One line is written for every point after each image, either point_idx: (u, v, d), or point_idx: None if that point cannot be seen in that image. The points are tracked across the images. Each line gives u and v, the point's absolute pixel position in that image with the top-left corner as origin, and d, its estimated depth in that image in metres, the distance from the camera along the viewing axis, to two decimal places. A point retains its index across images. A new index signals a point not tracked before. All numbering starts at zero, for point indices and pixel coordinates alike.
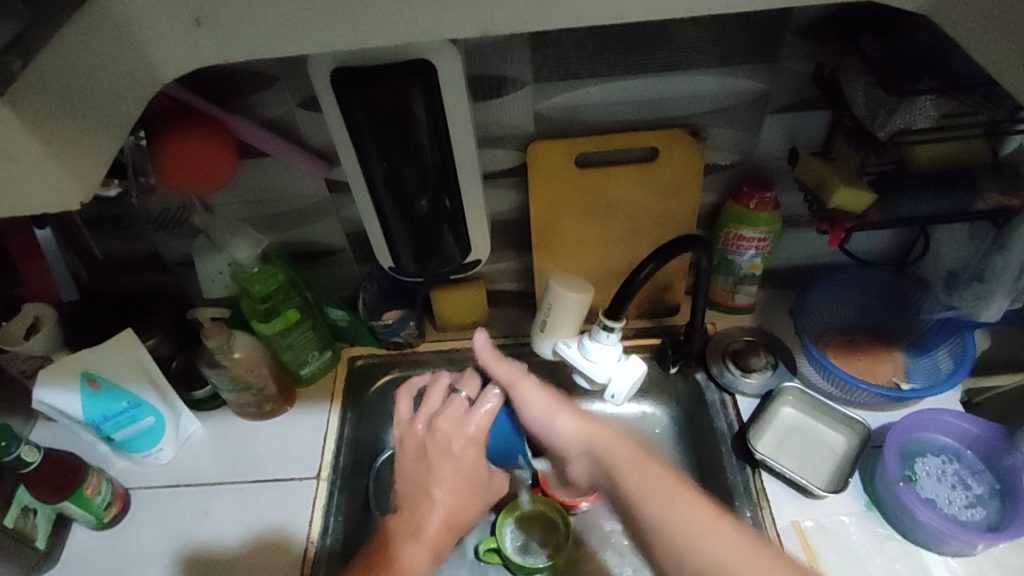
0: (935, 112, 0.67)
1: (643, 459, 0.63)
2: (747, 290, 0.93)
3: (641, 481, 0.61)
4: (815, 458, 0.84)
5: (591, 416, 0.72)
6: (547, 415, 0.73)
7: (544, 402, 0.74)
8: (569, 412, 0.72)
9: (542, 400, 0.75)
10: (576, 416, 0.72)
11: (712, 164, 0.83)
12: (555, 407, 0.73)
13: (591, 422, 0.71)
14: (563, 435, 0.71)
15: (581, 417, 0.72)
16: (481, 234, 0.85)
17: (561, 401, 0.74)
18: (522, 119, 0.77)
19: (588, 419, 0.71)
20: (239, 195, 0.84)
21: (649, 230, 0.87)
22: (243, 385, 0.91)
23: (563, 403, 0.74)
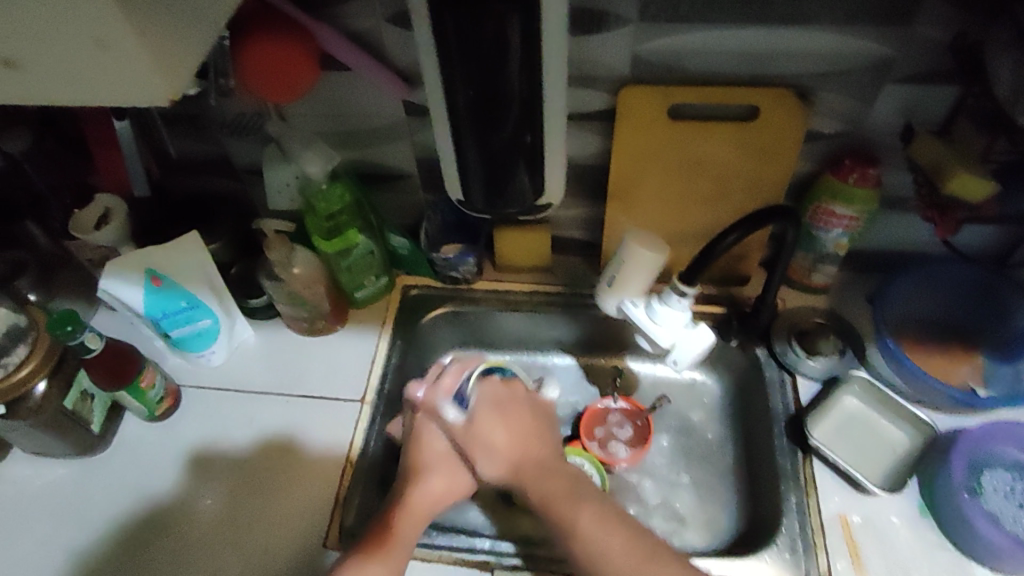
0: None
1: (545, 472, 0.78)
2: (825, 270, 0.89)
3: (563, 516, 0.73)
4: (874, 452, 0.80)
5: (509, 428, 0.81)
6: (474, 441, 0.80)
7: (471, 433, 0.80)
8: (503, 422, 0.81)
9: (482, 440, 0.80)
10: (501, 448, 0.80)
11: (815, 131, 0.77)
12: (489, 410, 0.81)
13: (512, 446, 0.80)
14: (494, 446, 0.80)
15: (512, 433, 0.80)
16: (558, 177, 0.81)
17: (489, 406, 0.81)
18: (619, 60, 0.72)
19: (513, 430, 0.81)
20: (314, 108, 0.82)
21: (734, 195, 0.82)
22: (299, 300, 0.91)
23: (488, 423, 0.80)
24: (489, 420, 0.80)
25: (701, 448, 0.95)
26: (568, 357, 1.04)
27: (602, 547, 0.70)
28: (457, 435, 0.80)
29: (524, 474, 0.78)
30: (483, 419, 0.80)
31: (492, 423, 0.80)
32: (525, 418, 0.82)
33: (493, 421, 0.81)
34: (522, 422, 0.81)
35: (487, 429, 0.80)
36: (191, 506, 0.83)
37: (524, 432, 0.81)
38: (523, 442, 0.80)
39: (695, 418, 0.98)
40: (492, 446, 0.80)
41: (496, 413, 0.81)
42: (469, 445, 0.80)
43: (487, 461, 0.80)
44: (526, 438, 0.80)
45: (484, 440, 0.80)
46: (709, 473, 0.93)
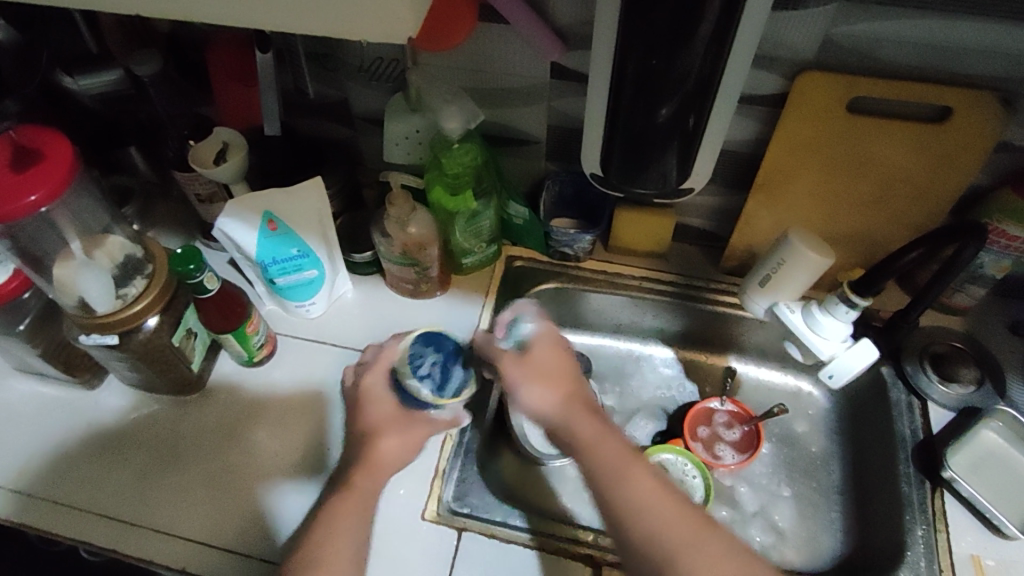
0: None
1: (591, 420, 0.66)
2: (972, 292, 0.83)
3: (632, 501, 0.60)
4: (1014, 493, 0.75)
5: (561, 383, 0.70)
6: (525, 386, 0.69)
7: (521, 362, 0.71)
8: (558, 365, 0.71)
9: (539, 376, 0.70)
10: (551, 387, 0.69)
11: (1006, 142, 0.70)
12: (543, 350, 0.71)
13: (557, 387, 0.69)
14: (546, 390, 0.69)
15: (548, 389, 0.69)
16: (707, 162, 0.75)
17: (548, 346, 0.72)
18: (809, 42, 0.66)
19: (562, 372, 0.70)
20: (455, 60, 0.77)
21: (896, 202, 0.75)
22: (408, 261, 0.85)
23: (540, 357, 0.71)
24: (539, 356, 0.71)
25: (810, 459, 0.90)
26: (669, 349, 0.99)
27: (651, 516, 0.59)
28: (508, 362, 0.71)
29: (571, 421, 0.66)
30: (540, 347, 0.72)
31: (549, 352, 0.71)
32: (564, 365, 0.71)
33: (543, 358, 0.71)
34: (567, 378, 0.70)
35: (540, 372, 0.70)
36: (282, 457, 0.80)
37: (572, 381, 0.70)
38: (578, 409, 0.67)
39: (799, 426, 0.93)
40: (536, 386, 0.69)
41: (558, 350, 0.72)
42: (522, 385, 0.69)
43: (530, 390, 0.69)
44: (573, 386, 0.70)
45: (539, 388, 0.69)
46: (815, 490, 0.88)
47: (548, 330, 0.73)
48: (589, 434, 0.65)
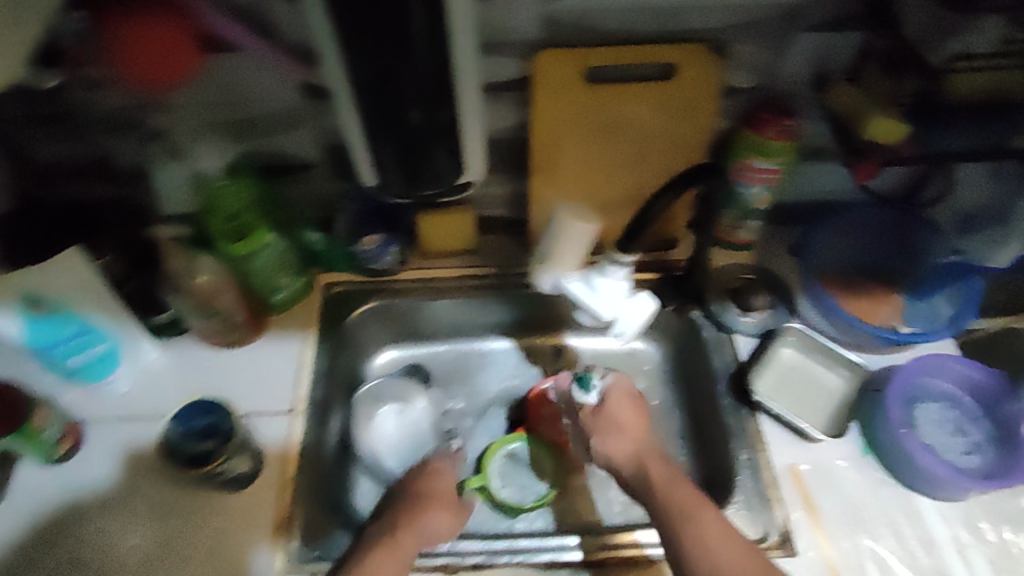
0: (996, 37, 0.67)
1: (672, 473, 0.71)
2: (751, 226, 0.89)
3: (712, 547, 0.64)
4: (814, 399, 0.82)
5: (648, 447, 0.74)
6: (601, 432, 0.76)
7: (603, 406, 0.77)
8: (632, 413, 0.77)
9: (616, 420, 0.76)
10: (624, 442, 0.75)
11: (732, 86, 0.76)
12: (619, 401, 0.78)
13: (632, 439, 0.75)
14: (621, 443, 0.75)
15: (626, 438, 0.75)
16: (477, 154, 0.77)
17: (621, 397, 0.78)
18: (532, 23, 0.69)
19: (634, 438, 0.75)
20: (200, 96, 0.74)
21: (658, 156, 0.80)
22: (209, 312, 0.82)
23: (618, 404, 0.78)
24: (620, 405, 0.77)
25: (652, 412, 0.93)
26: (506, 339, 1.00)
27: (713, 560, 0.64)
28: (585, 411, 0.78)
29: (651, 472, 0.72)
30: (616, 395, 0.78)
31: (626, 407, 0.77)
32: (631, 413, 0.77)
33: (620, 411, 0.77)
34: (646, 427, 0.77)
35: (613, 423, 0.76)
36: (106, 553, 0.73)
37: (642, 433, 0.76)
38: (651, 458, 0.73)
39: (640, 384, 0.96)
40: (615, 432, 0.75)
41: (634, 405, 0.78)
42: (603, 432, 0.76)
43: (610, 440, 0.75)
44: (645, 439, 0.75)
45: (616, 441, 0.75)
46: (661, 440, 0.91)
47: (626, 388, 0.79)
48: (658, 473, 0.71)
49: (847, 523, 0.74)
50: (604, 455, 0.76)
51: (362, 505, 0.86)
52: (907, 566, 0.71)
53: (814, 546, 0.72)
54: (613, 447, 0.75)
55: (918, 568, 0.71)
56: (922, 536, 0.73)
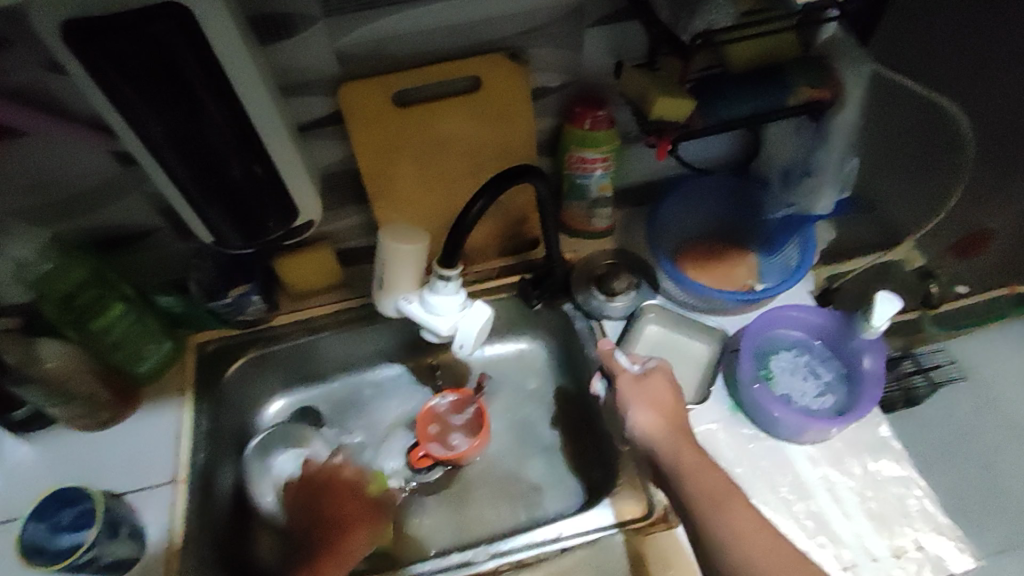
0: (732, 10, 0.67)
1: (702, 458, 0.67)
2: (602, 213, 0.90)
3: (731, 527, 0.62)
4: (680, 369, 0.84)
5: (681, 427, 0.70)
6: (636, 410, 0.71)
7: (641, 385, 0.73)
8: (661, 396, 0.72)
9: (652, 398, 0.72)
10: (659, 417, 0.71)
11: (540, 87, 0.79)
12: (648, 388, 0.73)
13: (669, 417, 0.71)
14: (653, 421, 0.70)
15: (660, 416, 0.71)
16: (307, 194, 0.78)
17: (646, 378, 0.74)
18: (324, 61, 0.71)
19: (662, 415, 0.71)
20: (14, 182, 0.75)
21: (490, 164, 0.82)
22: (66, 396, 0.80)
23: (656, 385, 0.73)
24: (659, 386, 0.73)
25: (543, 410, 0.95)
26: (396, 364, 1.00)
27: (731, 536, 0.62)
28: (625, 381, 0.74)
29: (683, 456, 0.67)
30: (658, 377, 0.74)
31: (665, 388, 0.73)
32: (667, 394, 0.73)
33: (656, 389, 0.73)
34: (675, 405, 0.72)
35: (650, 401, 0.72)
36: None
37: (677, 413, 0.71)
38: (678, 435, 0.69)
39: (532, 384, 0.97)
40: (649, 408, 0.71)
41: (674, 387, 0.74)
42: (633, 409, 0.72)
43: (643, 414, 0.71)
44: (679, 418, 0.71)
45: (646, 416, 0.71)
46: (556, 436, 0.92)
47: (659, 373, 0.74)
48: (673, 449, 0.68)
49: None
50: (639, 430, 0.71)
51: (267, 560, 0.86)
52: (780, 513, 0.74)
53: None
54: (644, 424, 0.70)
55: (791, 512, 0.74)
56: (792, 481, 0.76)
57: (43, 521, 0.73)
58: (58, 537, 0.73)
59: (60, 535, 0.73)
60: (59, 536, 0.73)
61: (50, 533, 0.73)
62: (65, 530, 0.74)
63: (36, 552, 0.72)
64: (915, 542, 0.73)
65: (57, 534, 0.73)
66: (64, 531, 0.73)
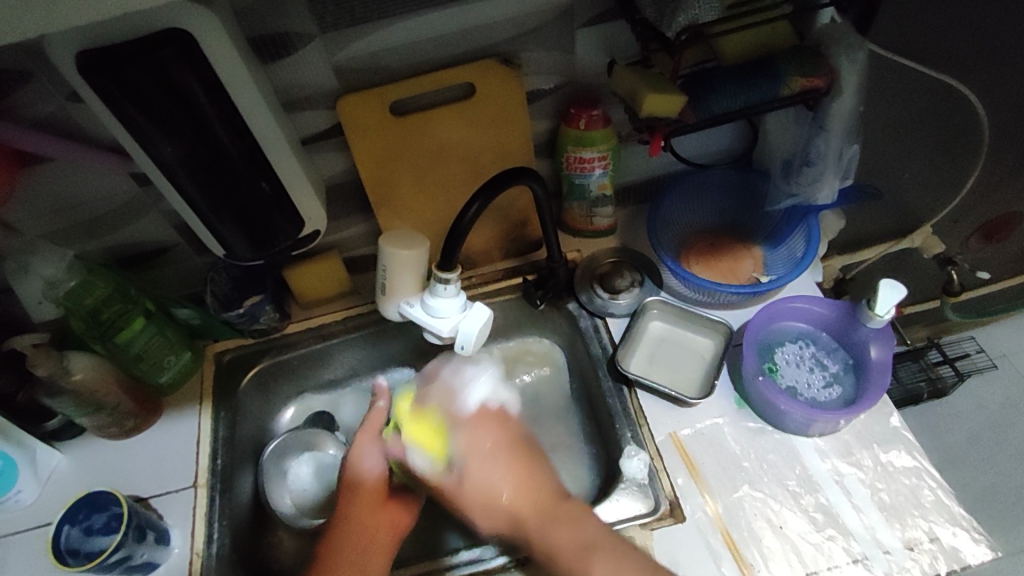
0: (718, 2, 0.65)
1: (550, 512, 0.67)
2: (603, 211, 0.91)
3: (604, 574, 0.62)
4: (685, 364, 0.85)
5: (533, 479, 0.70)
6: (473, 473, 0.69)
7: (461, 445, 0.71)
8: (469, 439, 0.71)
9: (478, 450, 0.71)
10: (493, 465, 0.70)
11: (536, 90, 0.80)
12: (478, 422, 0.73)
13: (517, 470, 0.70)
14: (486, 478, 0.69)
15: (501, 464, 0.70)
16: (313, 204, 0.81)
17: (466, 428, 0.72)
18: (322, 75, 0.73)
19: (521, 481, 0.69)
20: (38, 206, 0.78)
21: (489, 169, 0.84)
22: (93, 407, 0.84)
23: (477, 440, 0.71)
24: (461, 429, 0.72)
25: (549, 406, 0.95)
26: (407, 368, 1.02)
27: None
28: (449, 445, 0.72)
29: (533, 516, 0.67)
30: (482, 428, 0.72)
31: (482, 435, 0.72)
32: (484, 439, 0.71)
33: (477, 439, 0.71)
34: (488, 450, 0.71)
35: (478, 448, 0.71)
36: None
37: (476, 452, 0.71)
38: (517, 478, 0.70)
39: (539, 381, 0.97)
40: (507, 465, 0.70)
41: (491, 429, 0.73)
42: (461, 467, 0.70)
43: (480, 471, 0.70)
44: (518, 458, 0.71)
45: (484, 468, 0.70)
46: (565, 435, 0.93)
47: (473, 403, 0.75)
48: (523, 501, 0.68)
49: (728, 478, 0.76)
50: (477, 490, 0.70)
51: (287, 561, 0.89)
52: (789, 506, 0.74)
53: (700, 507, 0.74)
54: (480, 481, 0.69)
55: (799, 505, 0.74)
56: (800, 474, 0.76)
57: (76, 526, 0.76)
58: (93, 539, 0.76)
59: (94, 538, 0.76)
60: (93, 539, 0.76)
61: (86, 537, 0.76)
62: (98, 533, 0.76)
63: (72, 556, 0.75)
64: (928, 533, 0.72)
65: (89, 538, 0.76)
66: (95, 534, 0.76)
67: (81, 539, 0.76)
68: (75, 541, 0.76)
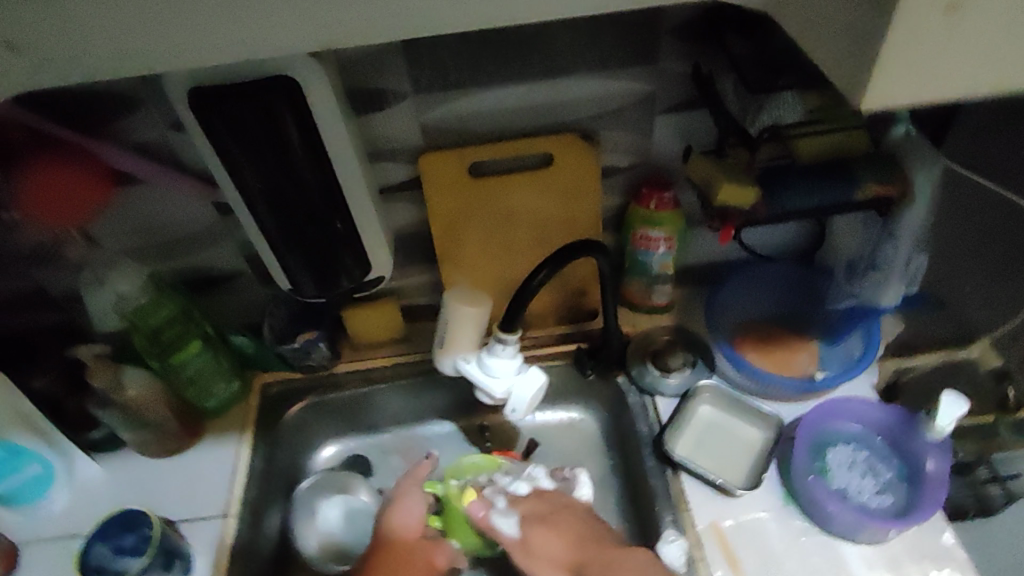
0: (800, 105, 0.69)
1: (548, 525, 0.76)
2: (663, 289, 0.91)
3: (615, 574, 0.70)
4: (732, 454, 0.83)
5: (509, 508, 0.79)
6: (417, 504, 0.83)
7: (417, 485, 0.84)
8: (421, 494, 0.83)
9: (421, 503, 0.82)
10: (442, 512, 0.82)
11: (610, 167, 0.82)
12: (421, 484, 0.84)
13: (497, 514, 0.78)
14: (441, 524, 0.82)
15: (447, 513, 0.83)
16: (381, 251, 0.83)
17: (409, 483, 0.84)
18: (410, 132, 0.76)
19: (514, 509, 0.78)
20: (123, 223, 0.82)
21: (554, 236, 0.85)
22: (137, 422, 0.86)
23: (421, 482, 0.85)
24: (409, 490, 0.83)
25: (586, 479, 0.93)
26: (447, 422, 1.01)
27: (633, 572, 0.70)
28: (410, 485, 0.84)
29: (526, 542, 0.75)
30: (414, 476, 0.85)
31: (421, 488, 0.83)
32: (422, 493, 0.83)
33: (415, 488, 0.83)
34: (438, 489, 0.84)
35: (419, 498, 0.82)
36: None
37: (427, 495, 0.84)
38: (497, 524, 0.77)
39: (577, 453, 0.95)
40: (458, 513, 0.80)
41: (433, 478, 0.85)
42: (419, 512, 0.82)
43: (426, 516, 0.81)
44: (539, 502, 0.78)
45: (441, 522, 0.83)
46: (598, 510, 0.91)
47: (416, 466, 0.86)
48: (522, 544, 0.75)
49: None
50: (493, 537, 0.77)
51: None
52: None
53: None
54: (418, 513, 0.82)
55: None
56: None
57: (106, 544, 0.78)
58: (124, 559, 0.77)
59: (124, 558, 0.77)
60: (124, 559, 0.77)
61: (116, 557, 0.77)
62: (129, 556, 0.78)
63: (97, 574, 0.76)
64: None
65: (118, 559, 0.77)
66: (122, 557, 0.77)
67: (113, 558, 0.77)
68: (102, 559, 0.77)
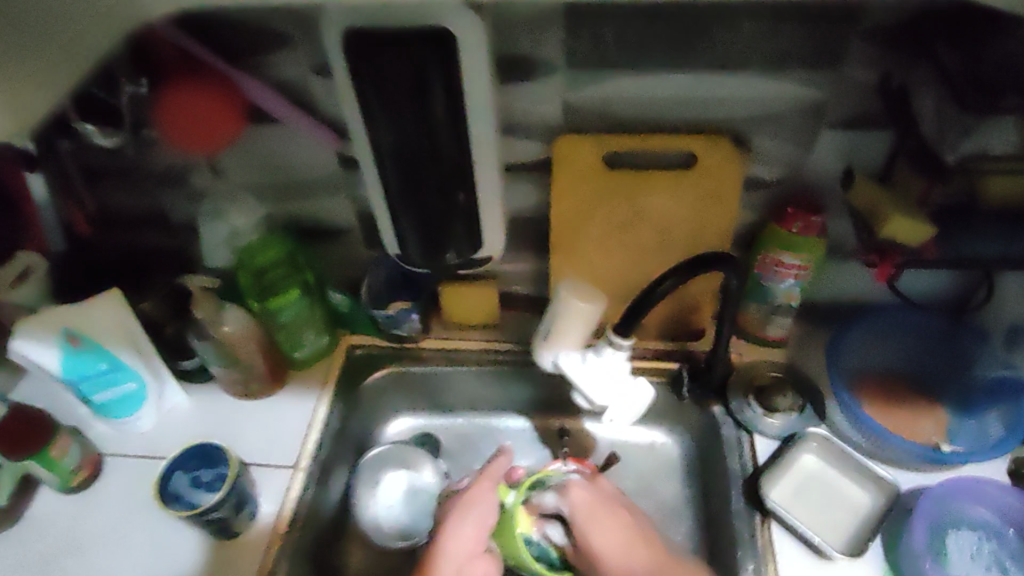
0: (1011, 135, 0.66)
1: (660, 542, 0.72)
2: (781, 321, 0.84)
3: None
4: (834, 514, 0.75)
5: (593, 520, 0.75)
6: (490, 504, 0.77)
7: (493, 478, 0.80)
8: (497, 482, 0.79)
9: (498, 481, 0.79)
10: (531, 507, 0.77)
11: (755, 178, 0.76)
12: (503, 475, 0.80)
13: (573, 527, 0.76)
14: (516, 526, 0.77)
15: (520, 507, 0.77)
16: (495, 229, 0.80)
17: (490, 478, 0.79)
18: (552, 109, 0.72)
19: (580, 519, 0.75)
20: (248, 158, 0.81)
21: (678, 243, 0.80)
22: (230, 359, 0.85)
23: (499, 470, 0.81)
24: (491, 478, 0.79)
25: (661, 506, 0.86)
26: (522, 419, 0.96)
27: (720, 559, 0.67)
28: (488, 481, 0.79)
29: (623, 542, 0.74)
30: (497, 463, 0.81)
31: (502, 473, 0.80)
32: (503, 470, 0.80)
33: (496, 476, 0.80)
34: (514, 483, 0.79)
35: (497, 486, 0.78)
36: None
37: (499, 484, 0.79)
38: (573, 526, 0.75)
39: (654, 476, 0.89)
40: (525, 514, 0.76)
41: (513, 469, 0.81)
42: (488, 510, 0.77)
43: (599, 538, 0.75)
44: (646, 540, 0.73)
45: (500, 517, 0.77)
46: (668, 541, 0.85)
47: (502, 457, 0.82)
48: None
49: None
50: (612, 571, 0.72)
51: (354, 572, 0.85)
52: None
53: None
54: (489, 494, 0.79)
55: None
56: None
57: (185, 474, 0.76)
58: (197, 495, 0.76)
59: (197, 496, 0.76)
60: (198, 494, 0.76)
61: (190, 491, 0.76)
62: (202, 492, 0.76)
63: (175, 501, 0.74)
64: None
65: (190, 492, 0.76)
66: (192, 492, 0.76)
67: (189, 490, 0.76)
68: (176, 489, 0.75)
